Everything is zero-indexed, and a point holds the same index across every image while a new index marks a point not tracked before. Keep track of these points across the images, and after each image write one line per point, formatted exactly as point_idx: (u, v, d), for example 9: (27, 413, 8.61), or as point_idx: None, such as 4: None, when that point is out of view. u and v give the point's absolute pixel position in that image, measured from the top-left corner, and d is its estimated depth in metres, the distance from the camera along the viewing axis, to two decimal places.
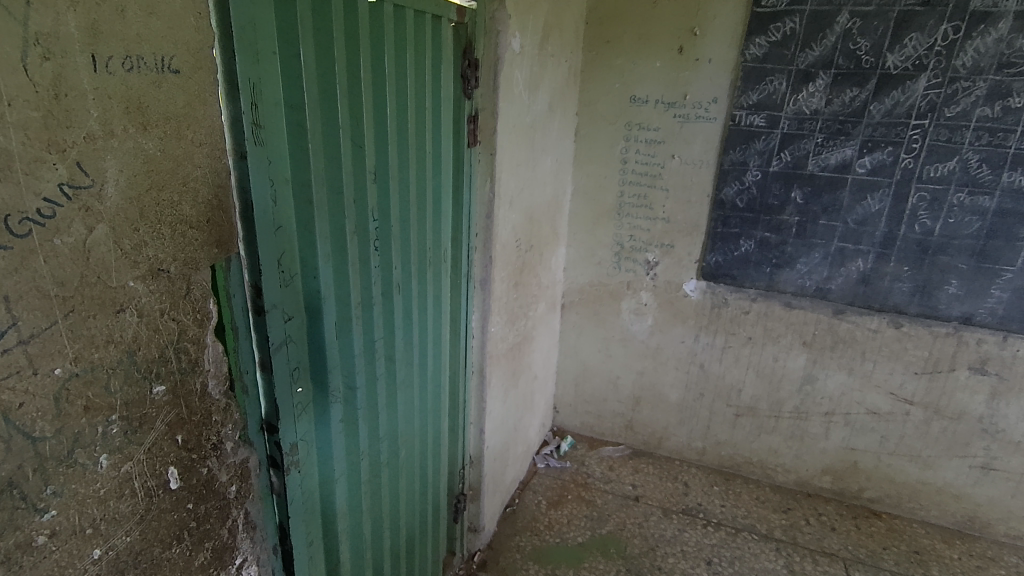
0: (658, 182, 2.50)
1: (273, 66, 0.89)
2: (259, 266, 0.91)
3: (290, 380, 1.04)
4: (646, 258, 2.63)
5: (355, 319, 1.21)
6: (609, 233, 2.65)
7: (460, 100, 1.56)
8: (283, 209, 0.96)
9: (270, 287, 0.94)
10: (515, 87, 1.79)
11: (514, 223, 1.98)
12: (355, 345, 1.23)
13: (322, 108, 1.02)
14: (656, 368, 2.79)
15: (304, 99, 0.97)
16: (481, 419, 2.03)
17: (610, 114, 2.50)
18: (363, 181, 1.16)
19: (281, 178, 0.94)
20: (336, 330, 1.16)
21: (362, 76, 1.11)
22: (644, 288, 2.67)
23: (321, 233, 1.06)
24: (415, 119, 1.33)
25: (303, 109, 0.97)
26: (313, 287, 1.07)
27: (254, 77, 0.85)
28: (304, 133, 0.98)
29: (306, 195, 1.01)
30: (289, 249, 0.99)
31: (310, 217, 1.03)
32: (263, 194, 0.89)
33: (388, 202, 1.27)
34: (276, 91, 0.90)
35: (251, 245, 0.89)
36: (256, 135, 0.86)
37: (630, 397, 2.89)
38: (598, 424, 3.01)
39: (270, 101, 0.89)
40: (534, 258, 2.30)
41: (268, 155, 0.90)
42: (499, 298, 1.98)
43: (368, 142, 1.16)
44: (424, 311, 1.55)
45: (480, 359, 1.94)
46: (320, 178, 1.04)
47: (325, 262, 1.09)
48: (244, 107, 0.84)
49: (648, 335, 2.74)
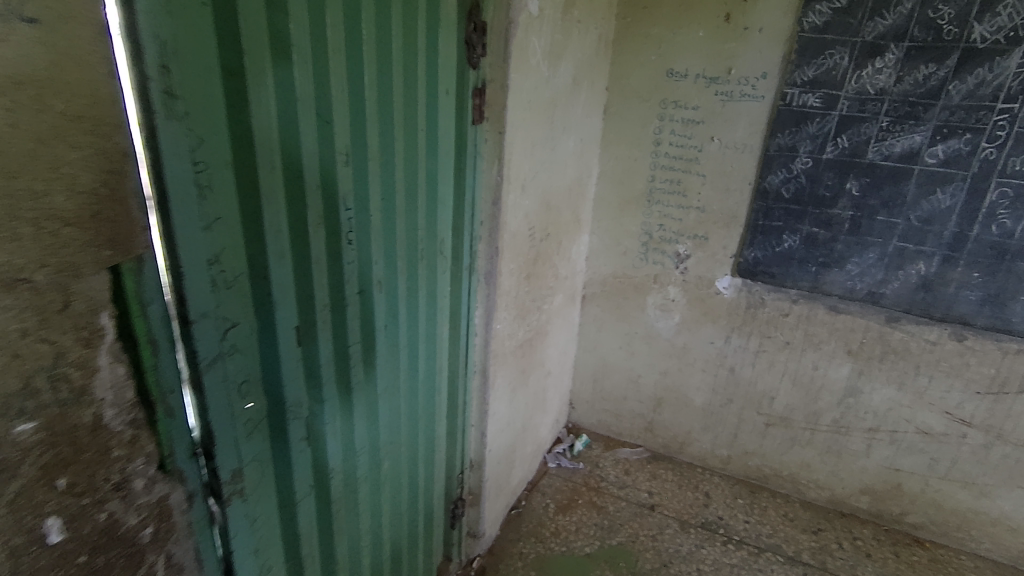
0: (693, 167, 2.26)
1: (201, 23, 0.71)
2: (179, 270, 0.75)
3: (233, 398, 0.89)
4: (676, 250, 2.39)
5: (323, 323, 1.05)
6: (637, 220, 2.42)
7: (465, 69, 1.37)
8: (218, 198, 0.79)
9: (196, 294, 0.78)
10: (532, 56, 1.57)
11: (527, 210, 1.78)
12: (323, 352, 1.07)
13: (276, 75, 0.84)
14: (681, 369, 2.57)
15: (252, 63, 0.79)
16: (482, 422, 1.88)
17: (643, 89, 2.25)
18: (333, 164, 0.99)
19: (215, 162, 0.77)
20: (297, 339, 1.00)
21: (330, 39, 0.93)
22: (672, 282, 2.45)
23: (275, 226, 0.89)
24: (402, 92, 1.15)
25: (248, 76, 0.79)
26: (263, 290, 0.91)
27: (168, 33, 0.67)
28: (248, 105, 0.80)
29: (250, 180, 0.83)
30: (230, 248, 0.83)
31: (257, 207, 0.85)
32: (181, 180, 0.72)
33: (367, 188, 1.10)
34: (207, 53, 0.73)
35: (170, 244, 0.73)
36: (171, 107, 0.69)
37: (652, 398, 2.69)
38: (615, 423, 2.82)
39: (193, 64, 0.71)
40: (551, 247, 2.11)
41: (192, 131, 0.73)
42: (508, 293, 1.81)
43: (339, 118, 0.98)
44: (414, 309, 1.39)
45: (482, 358, 1.78)
46: (275, 160, 0.87)
47: (283, 260, 0.93)
48: (151, 70, 0.66)
49: (674, 333, 2.53)
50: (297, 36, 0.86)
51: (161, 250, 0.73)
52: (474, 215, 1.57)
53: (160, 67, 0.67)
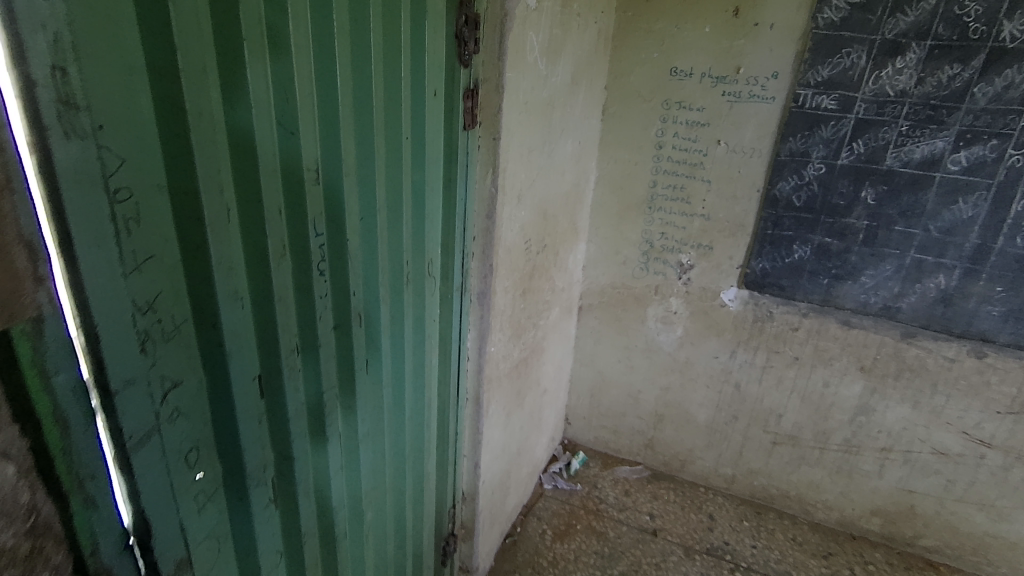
0: (698, 172, 2.12)
1: (114, 10, 0.54)
2: (93, 329, 0.58)
3: (176, 471, 0.73)
4: (679, 260, 2.25)
5: (291, 369, 0.89)
6: (637, 228, 2.28)
7: (454, 67, 1.21)
8: (147, 232, 0.62)
9: (120, 357, 0.61)
10: (528, 54, 1.41)
11: (523, 221, 1.63)
12: (291, 403, 0.91)
13: (224, 76, 0.67)
14: (684, 385, 2.44)
15: (192, 61, 0.62)
16: (475, 452, 1.73)
17: (645, 88, 2.10)
18: (299, 182, 0.82)
19: (143, 188, 0.60)
20: (257, 391, 0.83)
21: (294, 32, 0.76)
22: (674, 293, 2.31)
23: (226, 262, 0.72)
24: (383, 96, 0.98)
25: (186, 77, 0.62)
26: (213, 339, 0.74)
27: (66, 22, 0.50)
28: (187, 115, 0.63)
29: (193, 207, 0.67)
30: (168, 294, 0.66)
31: (202, 240, 0.69)
32: (91, 215, 0.55)
33: (342, 208, 0.93)
34: (125, 50, 0.56)
35: (81, 296, 0.56)
36: (71, 122, 0.52)
37: (652, 414, 2.55)
38: (613, 440, 2.69)
39: (102, 64, 0.54)
40: (547, 260, 1.96)
41: (107, 151, 0.56)
42: (503, 312, 1.65)
43: (306, 128, 0.81)
44: (398, 339, 1.23)
45: (475, 384, 1.63)
46: (226, 182, 0.70)
47: (238, 302, 0.76)
48: (39, 72, 0.49)
49: (676, 347, 2.39)
50: (251, 27, 0.69)
51: (70, 305, 0.56)
52: (465, 230, 1.41)
53: (54, 70, 0.50)
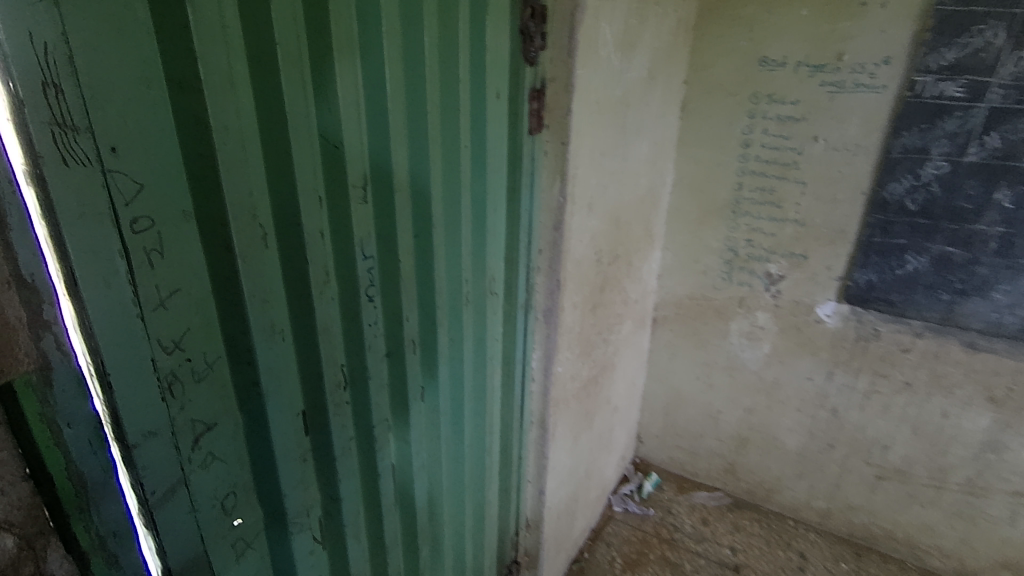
0: (791, 173, 1.90)
1: (123, 19, 0.48)
2: (105, 376, 0.52)
3: (210, 519, 0.67)
4: (767, 269, 2.04)
5: (337, 404, 0.82)
6: (720, 234, 2.08)
7: (518, 67, 1.10)
8: (169, 265, 0.55)
9: (138, 404, 0.55)
10: (601, 48, 1.28)
11: (594, 231, 1.50)
12: (338, 440, 0.84)
13: (256, 85, 0.60)
14: (771, 407, 2.21)
15: (215, 71, 0.55)
16: (540, 478, 1.61)
17: (730, 81, 1.91)
18: (343, 201, 0.74)
19: (163, 216, 0.54)
20: (299, 432, 0.76)
21: (336, 35, 0.68)
22: (761, 307, 2.09)
23: (260, 294, 0.65)
24: (438, 102, 0.89)
25: (209, 89, 0.55)
26: (248, 378, 0.67)
27: (58, 33, 0.44)
28: (211, 131, 0.56)
29: (220, 235, 0.60)
30: (196, 330, 0.59)
31: (232, 271, 0.62)
32: (98, 250, 0.49)
33: (393, 228, 0.85)
34: (135, 62, 0.49)
35: (92, 340, 0.51)
36: (67, 146, 0.45)
37: (734, 437, 2.34)
38: (690, 463, 2.49)
39: (105, 77, 0.47)
40: (620, 270, 1.81)
41: (119, 177, 0.49)
42: (571, 330, 1.53)
43: (351, 140, 0.73)
44: (458, 364, 1.14)
45: (540, 407, 1.52)
46: (260, 205, 0.63)
47: (276, 337, 0.69)
48: (23, 92, 0.43)
49: (762, 365, 2.17)
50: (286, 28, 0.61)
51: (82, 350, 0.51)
52: (529, 243, 1.30)
53: (45, 88, 0.44)
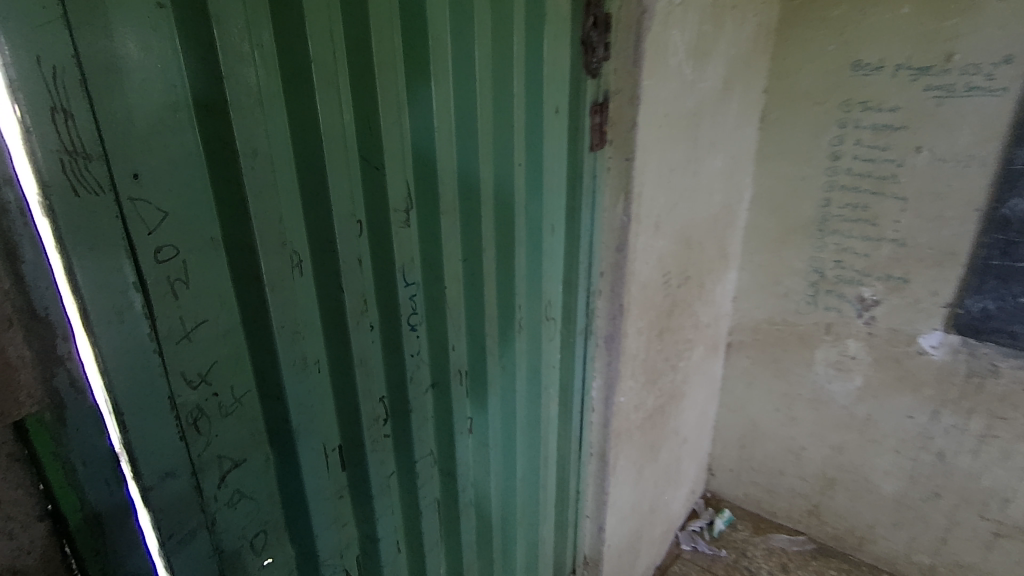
0: (888, 187, 1.70)
1: (145, 40, 0.45)
2: (120, 415, 0.49)
3: (238, 559, 0.64)
4: (859, 293, 1.84)
5: (375, 439, 0.77)
6: (804, 254, 1.90)
7: (580, 80, 1.03)
8: (192, 297, 0.53)
9: (157, 443, 0.52)
10: (672, 57, 1.19)
11: (662, 252, 1.39)
12: (376, 476, 0.79)
13: (289, 105, 0.57)
14: (864, 447, 1.99)
15: (245, 92, 0.52)
16: (599, 514, 1.51)
17: (817, 88, 1.75)
18: (384, 226, 0.70)
19: (185, 244, 0.51)
20: (334, 466, 0.72)
21: (378, 52, 0.64)
22: (852, 334, 1.89)
23: (290, 324, 0.61)
24: (490, 120, 0.84)
25: (237, 112, 0.52)
26: (277, 413, 0.64)
27: (71, 55, 0.41)
28: (239, 156, 0.53)
29: (248, 265, 0.56)
30: (223, 363, 0.57)
31: (261, 301, 0.59)
32: (114, 283, 0.46)
33: (439, 252, 0.80)
34: (158, 86, 0.47)
35: (108, 378, 0.48)
36: (81, 176, 0.43)
37: (819, 477, 2.12)
38: (768, 501, 2.28)
39: (124, 103, 0.45)
40: (691, 293, 1.68)
41: (138, 206, 0.47)
42: (636, 357, 1.42)
43: (393, 160, 0.69)
44: (510, 394, 1.07)
45: (600, 438, 1.42)
46: (291, 232, 0.59)
47: (309, 369, 0.65)
48: (30, 119, 0.40)
49: (852, 400, 1.96)
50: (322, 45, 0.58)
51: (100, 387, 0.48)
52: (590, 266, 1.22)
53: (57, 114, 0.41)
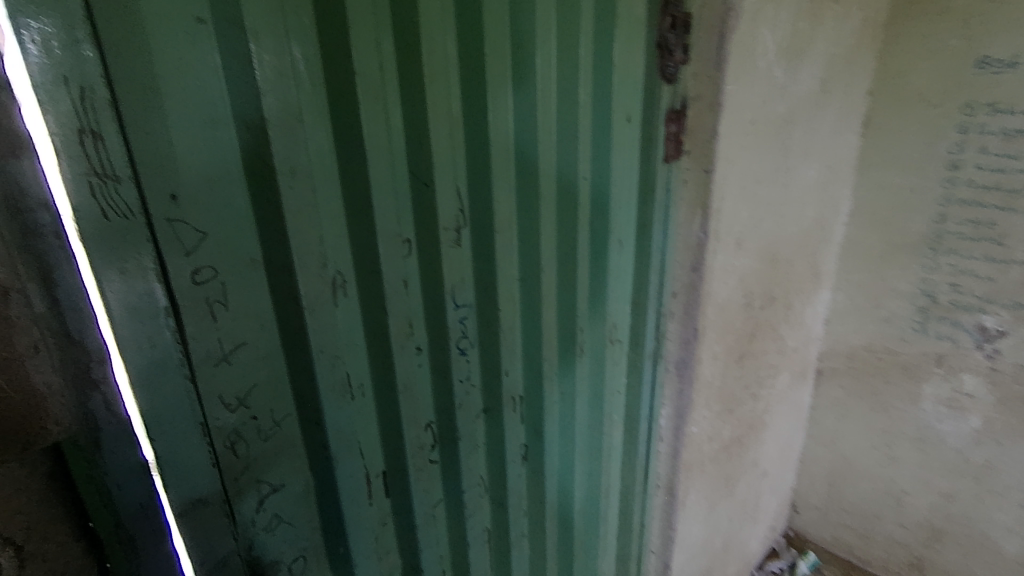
0: (1020, 202, 1.48)
1: (182, 59, 0.44)
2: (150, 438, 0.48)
3: None
4: (980, 323, 1.61)
5: (421, 468, 0.73)
6: (912, 276, 1.69)
7: (654, 86, 0.96)
8: (229, 320, 0.51)
9: (188, 467, 0.51)
10: (761, 59, 1.08)
11: (743, 272, 1.28)
12: (421, 506, 0.75)
13: (334, 121, 0.54)
14: (981, 497, 1.74)
15: (281, 109, 0.50)
16: (665, 550, 1.41)
17: (933, 89, 1.55)
18: (433, 247, 0.67)
19: (223, 266, 0.49)
20: (376, 497, 0.69)
21: (426, 63, 0.61)
22: (970, 368, 1.66)
23: (330, 349, 0.59)
24: (553, 129, 0.79)
25: (274, 130, 0.50)
26: (319, 440, 0.61)
27: (100, 73, 0.40)
28: (278, 174, 0.51)
29: (287, 287, 0.54)
30: (261, 388, 0.54)
31: (301, 325, 0.56)
32: (144, 302, 0.45)
33: (491, 273, 0.76)
34: (196, 104, 0.45)
35: (141, 401, 0.47)
36: (111, 198, 0.42)
37: (923, 526, 1.88)
38: (860, 547, 2.05)
39: (157, 123, 0.43)
40: (776, 315, 1.54)
41: (173, 226, 0.45)
42: (711, 385, 1.32)
43: (445, 176, 0.65)
44: (567, 421, 1.01)
45: (668, 470, 1.32)
46: (333, 251, 0.57)
47: (352, 394, 0.62)
48: (58, 140, 0.39)
49: (968, 443, 1.72)
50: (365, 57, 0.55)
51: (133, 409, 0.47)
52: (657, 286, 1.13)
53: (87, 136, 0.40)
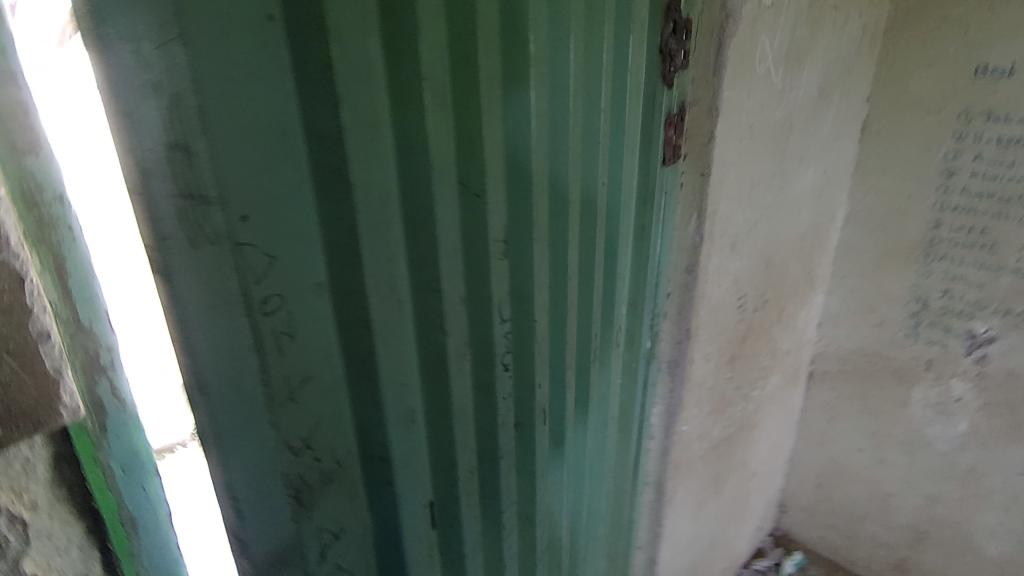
0: (1013, 210, 1.49)
1: (264, 75, 0.47)
2: (215, 430, 0.54)
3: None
4: (970, 329, 1.63)
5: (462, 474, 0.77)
6: (904, 281, 1.71)
7: (655, 89, 0.96)
8: (302, 330, 0.55)
9: (251, 461, 0.57)
10: (759, 63, 1.09)
11: (737, 274, 1.29)
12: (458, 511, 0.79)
13: (399, 139, 0.57)
14: (965, 500, 1.77)
15: (348, 118, 0.52)
16: (653, 547, 1.43)
17: (932, 96, 1.56)
18: (473, 250, 0.68)
19: (290, 273, 0.53)
20: (418, 491, 0.72)
21: (467, 68, 0.62)
22: (958, 374, 1.68)
23: (389, 357, 0.63)
24: (583, 138, 0.80)
25: (347, 144, 0.53)
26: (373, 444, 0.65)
27: (195, 93, 0.44)
28: (349, 188, 0.54)
29: (353, 297, 0.58)
30: (317, 388, 0.58)
31: (364, 334, 0.60)
32: (213, 308, 0.50)
33: (524, 275, 0.77)
34: (275, 119, 0.48)
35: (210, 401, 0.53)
36: (208, 214, 0.47)
37: (908, 528, 1.91)
38: (846, 547, 2.08)
39: (245, 139, 0.47)
40: (768, 318, 1.55)
41: (248, 235, 0.49)
42: (703, 384, 1.33)
43: (491, 187, 0.68)
44: (577, 422, 1.01)
45: (657, 468, 1.34)
46: (395, 262, 0.60)
47: (405, 400, 0.66)
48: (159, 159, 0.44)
49: (954, 447, 1.74)
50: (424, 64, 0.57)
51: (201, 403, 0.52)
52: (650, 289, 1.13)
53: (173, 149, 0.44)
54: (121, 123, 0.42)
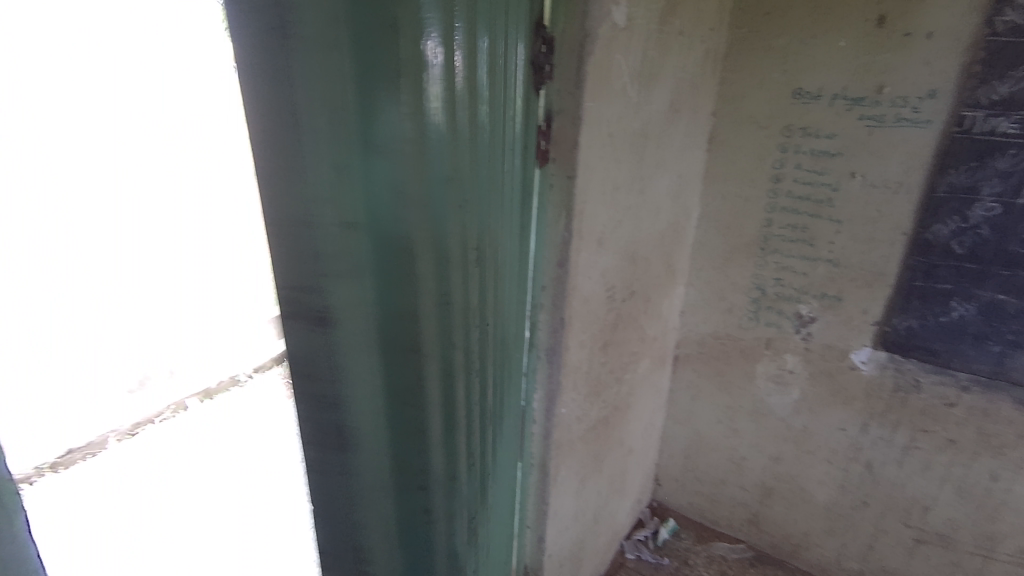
0: (825, 210, 1.79)
1: (357, 105, 0.65)
2: (335, 376, 0.78)
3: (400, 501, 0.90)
4: (797, 311, 1.92)
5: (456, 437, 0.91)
6: (747, 272, 1.97)
7: (529, 101, 1.05)
8: (387, 303, 0.76)
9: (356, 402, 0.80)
10: (616, 79, 1.22)
11: (606, 268, 1.42)
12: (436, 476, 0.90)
13: (429, 161, 0.71)
14: (800, 457, 2.07)
15: (391, 126, 0.67)
16: (542, 524, 1.52)
17: (761, 113, 1.82)
18: (437, 248, 0.77)
19: (362, 253, 0.72)
20: (425, 444, 0.86)
21: (410, 82, 0.66)
22: (790, 349, 1.97)
23: (433, 334, 0.81)
24: (499, 156, 0.87)
25: (405, 157, 0.70)
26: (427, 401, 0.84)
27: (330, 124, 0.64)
28: (409, 194, 0.71)
29: (412, 282, 0.76)
30: (389, 343, 0.79)
31: (421, 311, 0.78)
32: (348, 301, 0.74)
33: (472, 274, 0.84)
34: (364, 140, 0.66)
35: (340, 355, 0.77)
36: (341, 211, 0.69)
37: (758, 487, 2.19)
38: (710, 510, 2.34)
39: (352, 151, 0.66)
40: (636, 307, 1.72)
41: (345, 216, 0.69)
42: (579, 369, 1.45)
43: (470, 202, 0.79)
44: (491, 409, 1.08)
45: (541, 450, 1.44)
46: (445, 255, 0.78)
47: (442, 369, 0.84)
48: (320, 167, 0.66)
49: (790, 412, 2.03)
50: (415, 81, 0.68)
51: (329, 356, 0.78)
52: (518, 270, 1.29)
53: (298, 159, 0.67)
54: (291, 121, 0.64)
